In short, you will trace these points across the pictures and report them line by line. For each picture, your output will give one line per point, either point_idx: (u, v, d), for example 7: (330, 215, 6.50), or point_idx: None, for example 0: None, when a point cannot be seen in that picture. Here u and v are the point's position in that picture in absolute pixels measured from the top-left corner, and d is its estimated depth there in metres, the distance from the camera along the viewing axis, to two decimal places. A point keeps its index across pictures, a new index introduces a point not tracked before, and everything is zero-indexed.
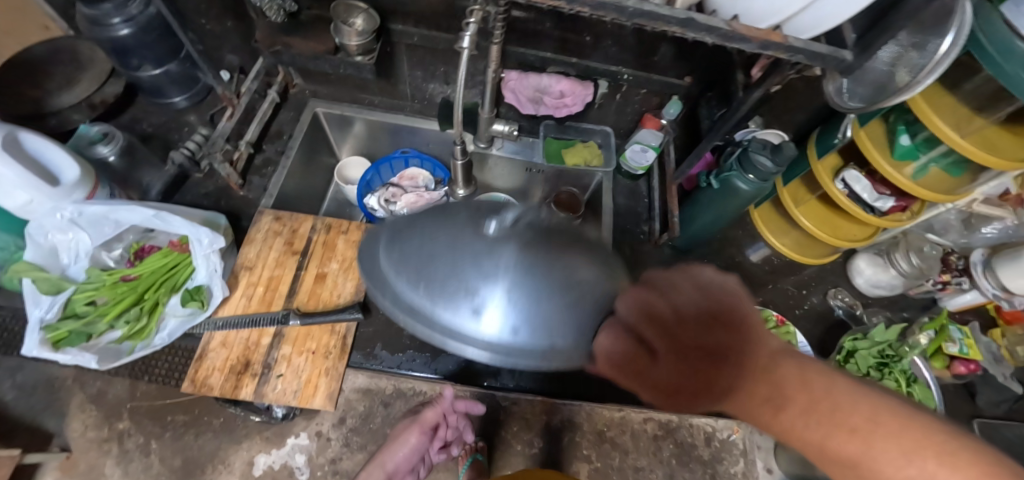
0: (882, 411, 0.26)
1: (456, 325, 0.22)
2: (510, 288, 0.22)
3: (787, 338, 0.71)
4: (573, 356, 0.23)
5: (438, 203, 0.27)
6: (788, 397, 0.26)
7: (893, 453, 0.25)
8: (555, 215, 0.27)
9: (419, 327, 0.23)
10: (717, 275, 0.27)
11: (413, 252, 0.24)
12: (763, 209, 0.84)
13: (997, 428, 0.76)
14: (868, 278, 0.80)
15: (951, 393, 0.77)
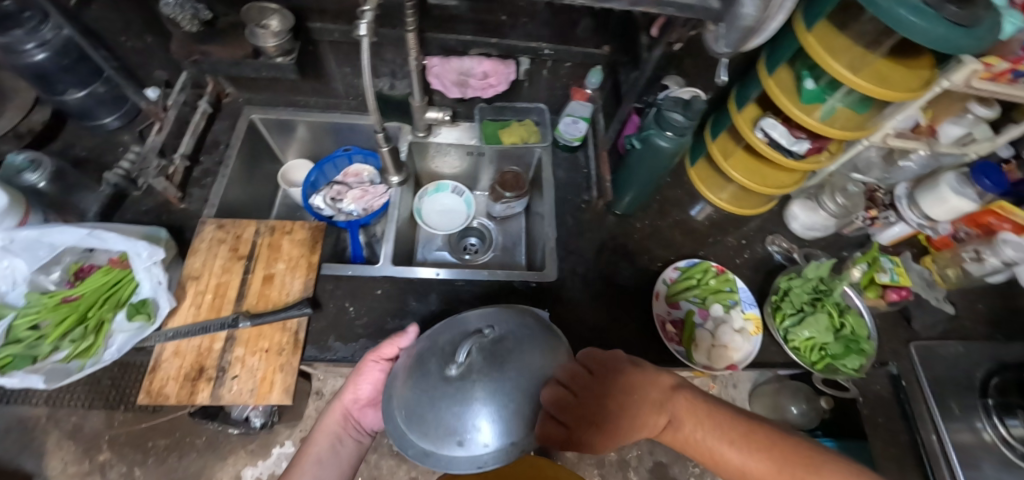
0: (736, 427, 0.41)
1: (455, 453, 0.38)
2: (479, 421, 0.38)
3: (727, 286, 0.75)
4: (530, 443, 0.39)
5: (421, 358, 0.42)
6: (678, 423, 0.42)
7: (749, 457, 0.40)
8: (496, 332, 0.41)
9: (436, 457, 0.38)
10: (606, 359, 0.45)
11: (417, 410, 0.40)
12: (699, 168, 0.87)
13: (934, 349, 0.80)
14: (804, 221, 0.84)
15: (888, 321, 0.81)
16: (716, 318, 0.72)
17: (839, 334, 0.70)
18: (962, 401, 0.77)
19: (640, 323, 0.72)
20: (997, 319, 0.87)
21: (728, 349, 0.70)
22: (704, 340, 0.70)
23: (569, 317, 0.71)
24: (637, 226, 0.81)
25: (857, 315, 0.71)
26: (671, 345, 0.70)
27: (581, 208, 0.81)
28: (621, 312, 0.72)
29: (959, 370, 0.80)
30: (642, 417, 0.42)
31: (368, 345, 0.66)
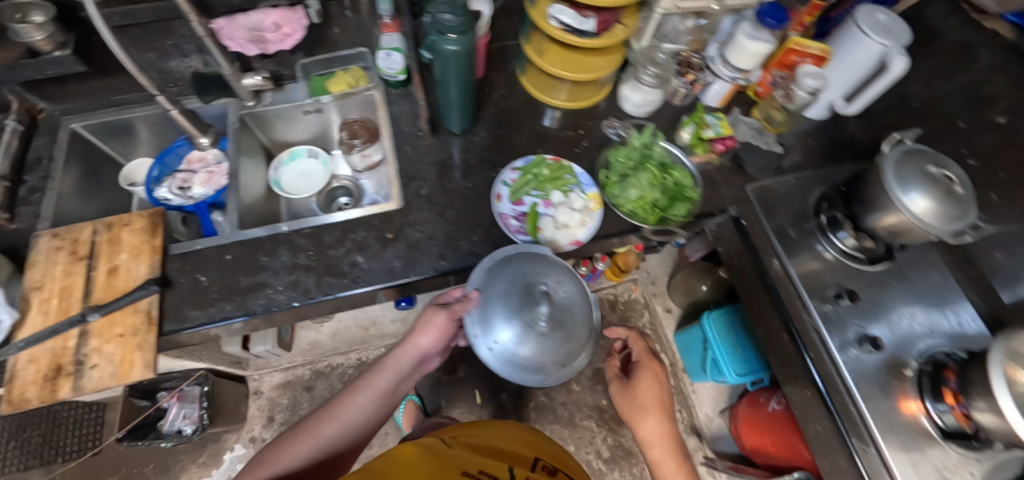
0: None
1: (490, 332, 0.64)
2: (518, 330, 0.64)
3: (563, 172, 0.80)
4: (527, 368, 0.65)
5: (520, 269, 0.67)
6: None
7: None
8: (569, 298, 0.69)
9: (480, 331, 0.65)
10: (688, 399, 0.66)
11: (500, 293, 0.65)
12: (528, 76, 0.90)
13: (769, 187, 0.87)
14: (633, 101, 0.87)
15: (723, 172, 0.87)
16: (558, 205, 0.77)
17: (668, 191, 0.76)
18: (796, 224, 0.85)
19: (487, 225, 0.76)
20: (827, 150, 0.94)
21: (572, 229, 0.75)
22: (548, 225, 0.75)
23: (417, 236, 0.74)
24: (477, 141, 0.85)
25: (681, 169, 0.78)
26: (519, 236, 0.74)
27: (420, 137, 0.83)
28: (467, 218, 0.76)
29: (794, 199, 0.87)
30: None
31: (225, 307, 0.68)
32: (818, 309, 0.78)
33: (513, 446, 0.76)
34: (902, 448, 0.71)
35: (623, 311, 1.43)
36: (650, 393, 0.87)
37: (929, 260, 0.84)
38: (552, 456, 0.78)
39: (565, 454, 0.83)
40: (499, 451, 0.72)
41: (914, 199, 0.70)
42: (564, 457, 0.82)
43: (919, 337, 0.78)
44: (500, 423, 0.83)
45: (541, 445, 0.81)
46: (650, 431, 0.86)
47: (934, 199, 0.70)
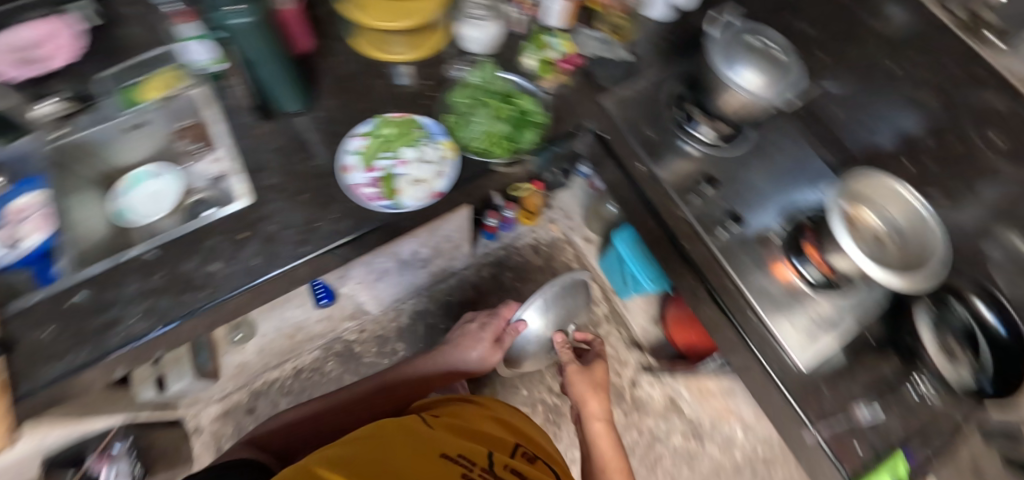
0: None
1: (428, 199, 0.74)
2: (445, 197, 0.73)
3: (412, 127, 0.78)
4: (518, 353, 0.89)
5: None
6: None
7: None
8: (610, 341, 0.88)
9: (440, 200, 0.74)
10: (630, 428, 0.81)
11: None
12: (363, 37, 0.86)
13: (621, 94, 0.87)
14: (476, 40, 0.84)
15: (576, 90, 0.86)
16: (411, 161, 0.75)
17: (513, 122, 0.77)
18: (655, 125, 0.86)
19: (342, 200, 0.73)
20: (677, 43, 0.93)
21: (430, 181, 0.74)
22: (404, 184, 0.74)
23: (272, 228, 0.71)
24: (317, 116, 0.80)
25: (524, 95, 0.78)
26: (376, 202, 0.72)
27: (254, 126, 0.78)
28: (321, 199, 0.73)
29: (649, 100, 0.87)
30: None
31: (78, 356, 0.63)
32: (683, 201, 0.80)
33: (493, 436, 0.83)
34: (776, 309, 0.74)
35: (547, 254, 1.46)
36: (599, 377, 1.06)
37: (782, 130, 0.88)
38: (527, 440, 0.87)
39: (541, 435, 0.93)
40: (481, 436, 0.81)
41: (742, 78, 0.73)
42: (540, 438, 0.92)
43: (781, 204, 0.81)
44: (483, 409, 0.94)
45: (518, 431, 0.90)
46: (595, 403, 1.00)
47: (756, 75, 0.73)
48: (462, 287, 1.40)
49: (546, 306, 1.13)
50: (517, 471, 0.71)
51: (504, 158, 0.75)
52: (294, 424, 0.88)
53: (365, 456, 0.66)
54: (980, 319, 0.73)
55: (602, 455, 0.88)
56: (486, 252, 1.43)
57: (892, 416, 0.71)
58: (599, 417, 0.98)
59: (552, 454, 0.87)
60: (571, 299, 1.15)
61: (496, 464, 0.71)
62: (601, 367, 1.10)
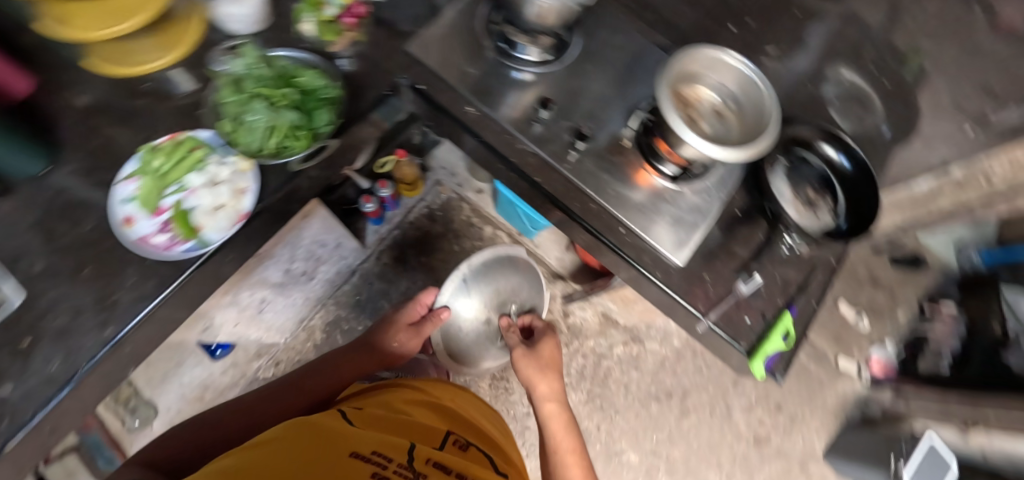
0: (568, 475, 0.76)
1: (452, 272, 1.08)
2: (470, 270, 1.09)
3: (194, 146, 0.65)
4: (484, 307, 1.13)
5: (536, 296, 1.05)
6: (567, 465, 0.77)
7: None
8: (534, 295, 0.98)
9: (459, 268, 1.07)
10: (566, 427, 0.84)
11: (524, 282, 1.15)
12: (98, 55, 0.67)
13: (430, 33, 0.75)
14: (244, 17, 0.69)
15: (377, 45, 0.75)
16: (203, 188, 0.64)
17: (303, 103, 0.64)
18: (475, 59, 0.76)
19: (137, 259, 0.62)
20: None
21: (232, 204, 0.64)
22: (203, 216, 0.63)
23: (62, 321, 0.59)
24: (68, 171, 0.64)
25: (304, 70, 0.66)
26: (176, 248, 0.62)
27: None
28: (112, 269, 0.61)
29: (461, 32, 0.77)
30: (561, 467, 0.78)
31: None
32: (523, 133, 0.73)
33: (423, 423, 0.73)
34: (642, 217, 0.72)
35: (443, 218, 1.39)
36: (550, 358, 0.97)
37: (609, 26, 0.81)
38: (461, 425, 0.78)
39: (479, 413, 0.85)
40: (407, 427, 0.70)
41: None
42: (478, 417, 0.84)
43: (624, 106, 0.77)
44: (417, 391, 0.84)
45: (453, 415, 0.81)
46: (546, 386, 0.92)
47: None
48: (366, 282, 1.31)
49: (471, 288, 1.11)
50: (443, 465, 0.59)
51: (305, 151, 0.63)
52: (179, 442, 0.69)
53: (259, 461, 0.52)
54: (828, 162, 0.76)
55: (562, 443, 0.83)
56: (379, 238, 1.34)
57: (772, 277, 0.74)
58: (550, 400, 0.91)
59: (489, 435, 0.79)
60: (494, 272, 1.12)
61: (416, 459, 0.59)
62: (552, 344, 1.00)
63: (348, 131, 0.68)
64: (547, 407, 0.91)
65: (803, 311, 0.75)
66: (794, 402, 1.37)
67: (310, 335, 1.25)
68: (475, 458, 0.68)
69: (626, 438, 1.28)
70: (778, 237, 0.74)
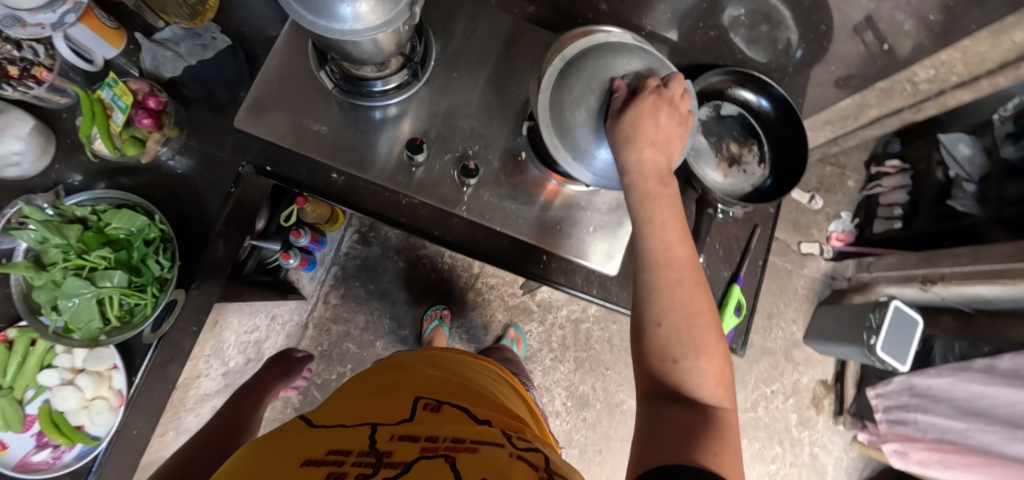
0: (669, 242, 0.50)
1: None
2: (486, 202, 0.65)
3: (30, 337, 0.54)
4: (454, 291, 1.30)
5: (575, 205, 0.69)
6: (657, 219, 0.51)
7: (679, 279, 0.49)
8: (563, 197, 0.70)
9: None
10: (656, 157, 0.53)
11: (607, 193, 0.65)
12: None
13: (255, 98, 0.62)
14: (26, 151, 0.56)
15: (199, 134, 0.62)
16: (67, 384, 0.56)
17: (129, 256, 0.53)
18: (320, 114, 0.64)
19: None
20: None
21: (107, 390, 0.56)
22: (79, 414, 0.56)
23: None
24: None
25: (108, 211, 0.53)
26: (64, 458, 0.55)
27: None
28: None
29: (291, 81, 0.63)
30: (665, 226, 0.51)
31: None
32: (404, 187, 0.63)
33: (395, 388, 0.50)
34: (557, 238, 0.65)
35: (377, 237, 1.29)
36: (654, 122, 0.50)
37: (466, 14, 0.68)
38: (439, 385, 0.52)
39: (467, 371, 0.60)
40: (370, 410, 0.45)
41: (354, 9, 0.49)
42: (467, 375, 0.58)
43: (507, 113, 0.66)
44: (391, 363, 0.58)
45: (435, 371, 0.56)
46: (642, 161, 0.51)
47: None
48: (323, 329, 1.24)
49: (567, 75, 0.55)
50: (412, 436, 0.39)
51: (156, 308, 0.53)
52: None
53: None
54: (745, 106, 0.71)
55: (643, 215, 0.51)
56: (318, 282, 1.24)
57: (714, 251, 0.70)
58: (653, 181, 0.52)
59: (488, 393, 0.54)
60: (596, 52, 0.55)
61: (379, 443, 0.38)
62: (652, 108, 0.50)
63: (203, 261, 0.58)
64: (647, 175, 0.51)
65: (754, 275, 0.71)
66: (768, 301, 1.42)
67: (286, 402, 1.19)
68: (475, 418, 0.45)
69: (623, 388, 1.30)
70: (707, 211, 0.67)
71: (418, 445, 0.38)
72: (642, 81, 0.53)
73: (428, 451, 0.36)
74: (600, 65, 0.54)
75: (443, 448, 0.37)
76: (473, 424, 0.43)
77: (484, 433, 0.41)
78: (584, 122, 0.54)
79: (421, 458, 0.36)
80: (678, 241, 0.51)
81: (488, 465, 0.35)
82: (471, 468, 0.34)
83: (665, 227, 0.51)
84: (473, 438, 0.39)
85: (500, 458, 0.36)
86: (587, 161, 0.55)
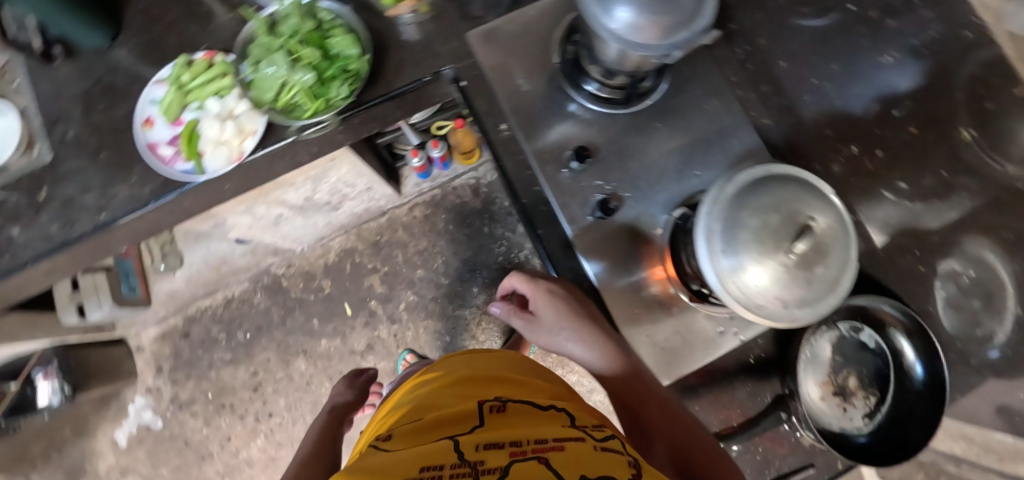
0: (642, 390, 0.56)
1: None
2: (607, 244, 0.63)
3: (223, 68, 0.64)
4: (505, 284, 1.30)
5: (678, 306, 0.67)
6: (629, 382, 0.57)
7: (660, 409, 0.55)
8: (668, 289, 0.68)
9: None
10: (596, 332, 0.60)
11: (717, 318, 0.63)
12: None
13: (499, 28, 0.67)
14: None
15: (435, 20, 0.68)
16: (216, 115, 0.65)
17: (324, 70, 0.60)
18: (532, 72, 0.67)
19: (143, 161, 0.65)
20: None
21: (234, 143, 0.64)
22: (207, 145, 0.64)
23: (72, 192, 0.66)
24: (124, 52, 0.70)
25: (340, 30, 0.61)
26: (175, 165, 0.64)
27: (50, 68, 0.69)
28: (121, 163, 0.66)
29: (534, 35, 0.67)
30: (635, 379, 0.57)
31: None
32: (545, 177, 0.63)
33: (456, 399, 0.61)
34: (631, 320, 0.63)
35: (487, 195, 1.34)
36: (565, 313, 0.60)
37: (707, 87, 0.67)
38: (489, 381, 0.66)
39: (510, 371, 0.71)
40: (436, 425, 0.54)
41: (645, 24, 0.51)
42: (513, 373, 0.70)
43: (673, 187, 0.65)
44: (436, 379, 0.70)
45: (479, 381, 0.66)
46: (582, 349, 0.59)
47: (652, 11, 0.50)
48: (392, 227, 1.32)
49: (751, 188, 0.50)
50: (496, 443, 0.46)
51: (310, 119, 0.60)
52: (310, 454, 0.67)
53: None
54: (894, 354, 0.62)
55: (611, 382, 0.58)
56: (419, 190, 1.31)
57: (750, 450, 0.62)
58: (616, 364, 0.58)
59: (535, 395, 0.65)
60: (791, 188, 0.50)
61: (467, 451, 0.45)
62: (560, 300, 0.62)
63: (360, 113, 0.65)
64: (581, 353, 0.59)
65: None
66: None
67: (325, 253, 1.32)
68: (532, 419, 0.55)
69: None
70: (781, 412, 0.62)
71: (494, 443, 0.46)
72: (823, 233, 0.48)
73: (520, 453, 0.42)
74: (789, 194, 0.50)
75: (533, 450, 0.43)
76: (532, 423, 0.53)
77: (563, 432, 0.49)
78: (752, 230, 0.48)
79: (514, 459, 0.42)
80: (652, 388, 0.57)
81: (578, 459, 0.42)
82: (564, 461, 0.41)
83: (639, 384, 0.57)
84: (556, 437, 0.47)
85: (590, 452, 0.44)
86: (738, 271, 0.49)
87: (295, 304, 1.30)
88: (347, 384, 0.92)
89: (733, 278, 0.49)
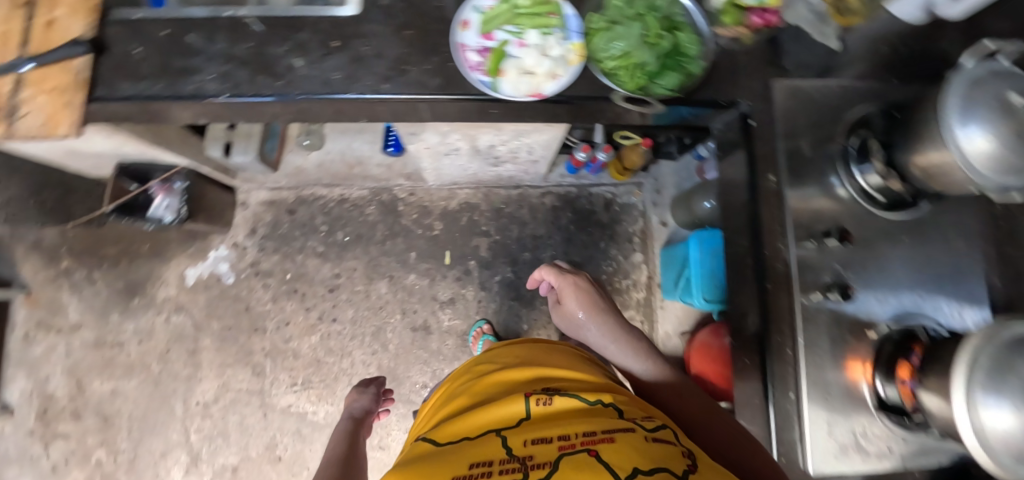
0: (675, 391, 0.74)
1: None
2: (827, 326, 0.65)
3: (554, 11, 0.65)
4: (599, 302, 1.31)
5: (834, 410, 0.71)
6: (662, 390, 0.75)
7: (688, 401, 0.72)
8: None
9: None
10: (605, 326, 0.86)
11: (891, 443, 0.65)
12: None
13: (803, 89, 0.70)
14: None
15: (749, 55, 0.70)
16: (532, 46, 0.64)
17: (666, 59, 0.61)
18: (816, 142, 0.69)
19: (444, 55, 0.66)
20: (898, 61, 0.73)
21: (538, 77, 0.64)
22: (512, 70, 0.64)
23: (365, 51, 0.66)
24: None
25: (690, 32, 0.62)
26: (475, 75, 0.64)
27: None
28: (418, 44, 0.66)
29: (828, 109, 0.70)
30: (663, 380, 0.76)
31: (155, 85, 0.66)
32: (794, 240, 0.65)
33: (501, 391, 0.68)
34: (821, 402, 0.64)
35: (616, 214, 1.35)
36: (580, 299, 0.91)
37: (959, 225, 0.69)
38: (534, 372, 0.70)
39: (559, 358, 0.76)
40: (484, 416, 0.61)
41: (995, 150, 0.53)
42: (565, 361, 0.76)
43: (899, 301, 0.67)
44: (483, 368, 0.76)
45: (530, 366, 0.72)
46: (594, 332, 0.87)
47: (1007, 143, 0.52)
48: (519, 202, 1.34)
49: None
50: (546, 438, 0.53)
51: (630, 92, 0.61)
52: (346, 454, 0.75)
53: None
54: None
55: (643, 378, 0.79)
56: (559, 181, 1.33)
57: None
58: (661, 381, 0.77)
59: (583, 379, 0.71)
60: None
61: (517, 448, 0.52)
62: (574, 294, 0.92)
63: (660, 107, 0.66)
64: (594, 335, 0.87)
65: None
66: None
67: (448, 198, 1.33)
68: (581, 410, 0.60)
69: None
70: None
71: (543, 439, 0.53)
72: None
73: (569, 450, 0.49)
74: None
75: (582, 445, 0.50)
76: (579, 415, 0.59)
77: (613, 425, 0.55)
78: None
79: (564, 454, 0.49)
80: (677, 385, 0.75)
81: (625, 452, 0.48)
82: (614, 458, 0.47)
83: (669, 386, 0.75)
84: (604, 431, 0.53)
85: (639, 445, 0.50)
86: (993, 408, 0.50)
87: (401, 230, 1.32)
88: (362, 391, 1.02)
89: (984, 413, 0.51)
